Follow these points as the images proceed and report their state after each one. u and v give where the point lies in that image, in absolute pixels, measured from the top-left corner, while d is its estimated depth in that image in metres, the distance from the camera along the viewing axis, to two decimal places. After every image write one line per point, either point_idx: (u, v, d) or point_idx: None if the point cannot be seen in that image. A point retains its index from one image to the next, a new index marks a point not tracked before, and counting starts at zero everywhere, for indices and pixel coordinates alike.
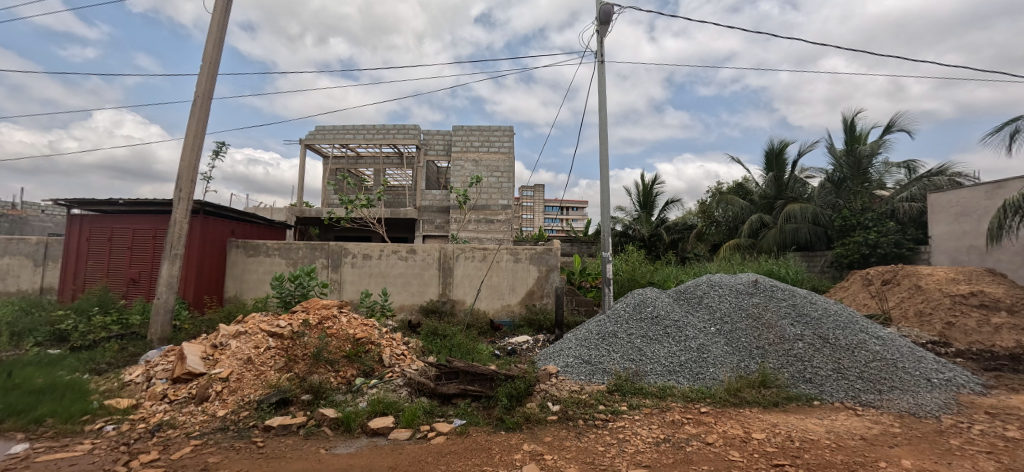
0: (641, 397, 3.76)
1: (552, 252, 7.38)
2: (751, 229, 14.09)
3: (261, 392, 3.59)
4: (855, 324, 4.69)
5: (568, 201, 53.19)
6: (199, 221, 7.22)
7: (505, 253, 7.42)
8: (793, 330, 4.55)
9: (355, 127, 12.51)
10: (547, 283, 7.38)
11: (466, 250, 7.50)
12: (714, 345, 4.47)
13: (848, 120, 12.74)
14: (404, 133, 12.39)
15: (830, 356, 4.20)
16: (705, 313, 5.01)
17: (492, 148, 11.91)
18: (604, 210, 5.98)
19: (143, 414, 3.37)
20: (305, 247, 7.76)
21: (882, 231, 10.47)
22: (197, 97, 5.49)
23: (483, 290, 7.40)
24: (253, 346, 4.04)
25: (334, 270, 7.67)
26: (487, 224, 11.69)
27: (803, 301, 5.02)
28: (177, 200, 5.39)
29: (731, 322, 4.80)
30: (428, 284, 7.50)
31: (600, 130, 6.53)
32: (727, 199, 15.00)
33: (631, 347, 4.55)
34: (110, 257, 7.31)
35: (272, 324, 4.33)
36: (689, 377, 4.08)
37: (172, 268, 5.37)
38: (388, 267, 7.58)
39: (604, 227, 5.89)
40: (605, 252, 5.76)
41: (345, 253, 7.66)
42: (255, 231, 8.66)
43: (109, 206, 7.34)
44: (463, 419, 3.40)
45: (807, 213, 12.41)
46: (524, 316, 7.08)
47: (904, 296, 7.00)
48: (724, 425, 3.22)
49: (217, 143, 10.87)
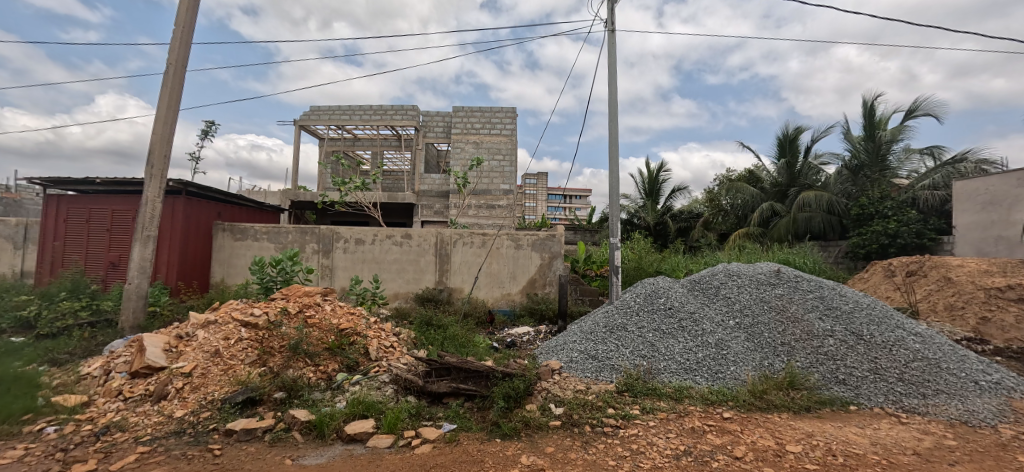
0: (655, 398, 3.35)
1: (555, 238, 6.95)
2: (762, 217, 13.57)
3: (227, 390, 3.18)
4: (890, 319, 4.23)
5: (571, 189, 52.50)
6: (181, 202, 6.82)
7: (505, 239, 6.98)
8: (822, 325, 4.10)
9: (351, 107, 12.00)
10: (550, 271, 6.95)
11: (464, 236, 7.07)
12: (734, 341, 4.05)
13: (868, 104, 12.11)
14: (402, 114, 11.89)
15: (865, 355, 3.77)
16: (723, 306, 4.57)
17: (494, 130, 11.41)
18: (613, 192, 5.51)
19: (92, 415, 2.99)
20: (294, 231, 7.35)
21: (902, 220, 9.96)
22: (170, 64, 5.03)
23: (482, 277, 6.98)
24: (222, 337, 3.62)
25: (326, 255, 7.26)
26: (488, 210, 11.22)
27: (832, 293, 4.54)
28: (149, 177, 4.96)
29: (752, 315, 4.37)
30: (424, 271, 7.09)
31: (611, 107, 6.05)
32: (737, 186, 14.47)
33: (641, 341, 4.12)
34: (89, 240, 6.92)
35: (245, 313, 3.91)
36: (708, 376, 3.66)
37: (144, 251, 4.96)
38: (382, 253, 7.17)
39: (613, 212, 5.40)
40: (614, 238, 5.30)
41: (337, 238, 7.25)
42: (244, 214, 8.24)
43: (87, 185, 6.93)
44: (454, 423, 3.01)
45: (823, 200, 11.88)
46: (525, 306, 6.66)
47: (933, 289, 6.54)
48: (753, 434, 2.80)
49: (207, 122, 10.33)
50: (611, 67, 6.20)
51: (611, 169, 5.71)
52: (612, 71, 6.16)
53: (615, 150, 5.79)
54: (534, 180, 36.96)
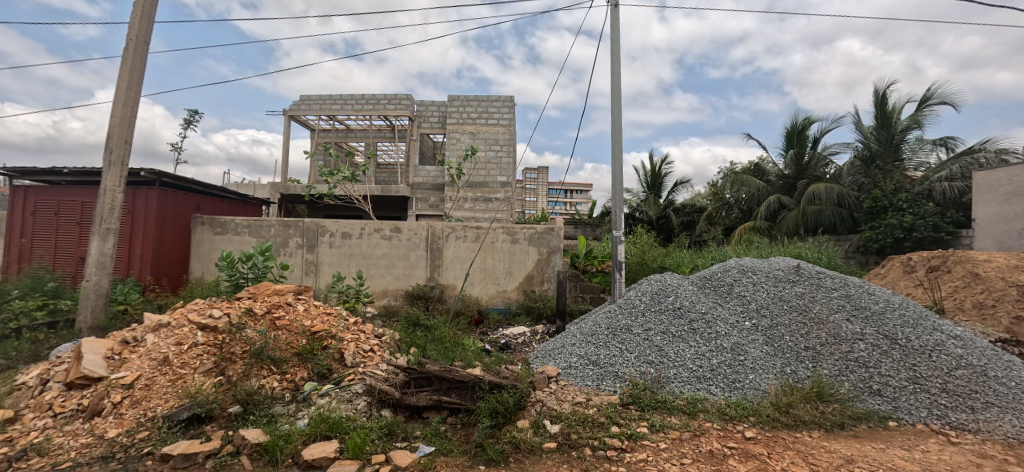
0: (664, 413, 2.93)
1: (554, 231, 6.51)
2: (770, 211, 13.10)
3: (173, 405, 2.77)
4: (925, 320, 3.79)
5: (572, 184, 51.93)
6: (155, 193, 6.40)
7: (501, 232, 6.55)
8: (850, 328, 3.68)
9: (342, 96, 11.54)
10: (548, 267, 6.52)
11: (457, 229, 6.64)
12: (752, 346, 3.63)
13: (880, 94, 11.52)
14: (396, 103, 11.43)
15: (901, 362, 3.35)
16: (737, 306, 4.13)
17: (491, 120, 10.95)
18: (615, 181, 5.07)
19: (13, 435, 2.58)
20: (277, 224, 6.92)
21: (919, 213, 9.49)
22: (131, 40, 4.64)
23: (475, 274, 6.55)
24: (174, 342, 3.19)
25: (310, 250, 6.84)
26: (485, 203, 10.76)
27: (859, 291, 4.10)
28: (108, 164, 4.54)
29: (771, 316, 3.94)
30: (414, 266, 6.67)
31: (614, 91, 5.62)
32: (742, 179, 14.01)
33: (648, 345, 3.69)
34: (58, 234, 6.50)
35: (203, 315, 3.49)
36: (725, 386, 3.24)
37: (103, 245, 4.53)
38: (370, 248, 6.75)
39: (615, 203, 4.95)
40: (615, 232, 4.86)
41: (322, 231, 6.83)
42: (226, 207, 7.81)
43: (55, 176, 6.50)
44: (432, 445, 2.59)
45: (834, 193, 11.45)
46: (521, 304, 6.22)
47: (959, 286, 6.10)
48: (783, 460, 2.39)
49: (189, 112, 9.83)
50: (613, 47, 5.76)
51: (613, 157, 5.27)
52: (614, 51, 5.72)
53: (618, 136, 5.37)
54: (534, 175, 36.44)
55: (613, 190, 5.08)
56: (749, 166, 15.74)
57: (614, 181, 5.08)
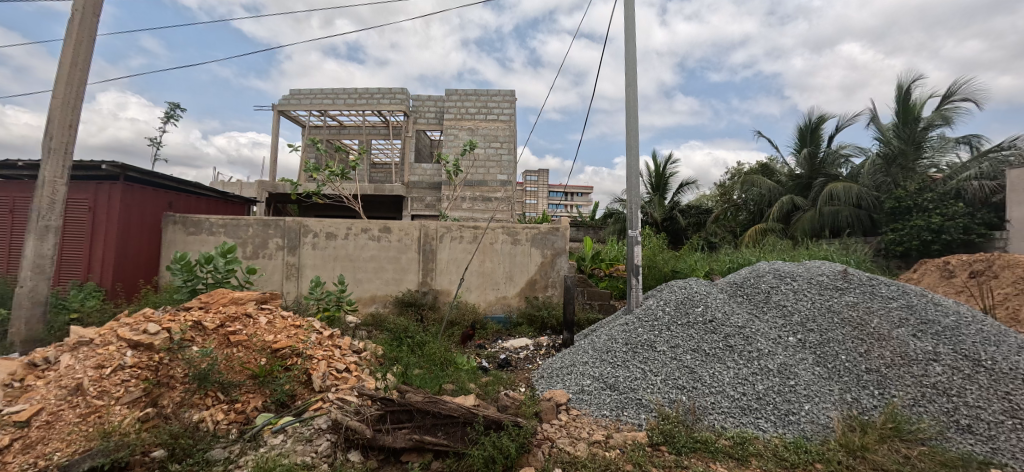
0: (708, 459, 2.31)
1: (559, 231, 5.90)
2: (782, 212, 12.45)
3: (76, 450, 2.17)
4: (1007, 336, 3.17)
5: (573, 186, 51.36)
6: (118, 188, 5.81)
7: (500, 233, 5.94)
8: (920, 347, 3.05)
9: (334, 91, 10.95)
10: (553, 271, 5.91)
11: (452, 229, 6.03)
12: (802, 368, 3.01)
13: (905, 88, 11.14)
14: (391, 97, 10.85)
15: (990, 389, 2.73)
16: (778, 318, 3.51)
17: (490, 115, 10.36)
18: (631, 175, 4.47)
19: None
20: (256, 224, 6.31)
21: (947, 213, 8.88)
22: (76, 9, 4.07)
23: (472, 279, 5.93)
24: (93, 365, 2.59)
25: (292, 253, 6.24)
26: (484, 202, 10.14)
27: (922, 301, 3.48)
28: (47, 151, 3.95)
29: (820, 332, 3.32)
30: (405, 270, 6.06)
31: (627, 75, 5.05)
32: (752, 179, 13.40)
33: (677, 366, 3.06)
34: (13, 234, 5.90)
35: (137, 329, 2.87)
36: (777, 420, 2.61)
37: (41, 245, 3.93)
38: (357, 249, 6.15)
39: (631, 199, 4.36)
40: (631, 231, 4.26)
41: (305, 231, 6.23)
42: (203, 205, 7.21)
43: (10, 170, 5.90)
44: None
45: (852, 193, 10.80)
46: (523, 312, 5.60)
47: (1011, 293, 5.47)
48: None
49: (169, 105, 8.88)
50: (627, 27, 5.19)
51: (627, 148, 4.71)
52: (628, 31, 5.13)
53: (633, 125, 4.80)
54: (535, 177, 35.81)
55: (628, 185, 4.51)
56: (758, 165, 15.17)
57: (629, 175, 4.50)
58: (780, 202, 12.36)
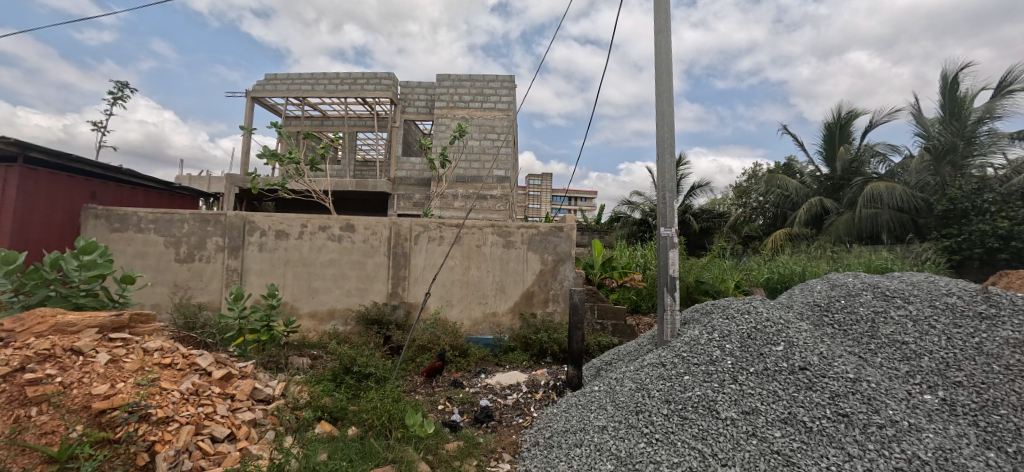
0: None
1: (564, 231, 4.69)
2: (811, 215, 11.17)
3: None
4: None
5: (578, 192, 50.08)
6: (18, 172, 4.70)
7: (491, 233, 4.74)
8: None
9: (314, 75, 9.79)
10: (555, 281, 4.70)
11: (430, 227, 4.84)
12: (976, 460, 1.75)
13: (952, 79, 9.87)
14: (376, 83, 9.67)
15: None
16: (902, 365, 2.27)
17: (486, 103, 9.18)
18: (663, 153, 3.23)
19: None
20: (192, 219, 5.15)
21: (1016, 216, 7.52)
22: None
23: (455, 290, 4.72)
24: None
25: (234, 255, 5.06)
26: (478, 201, 8.93)
27: None
28: None
29: (981, 392, 2.07)
30: (372, 278, 4.87)
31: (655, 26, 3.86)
32: (777, 179, 12.14)
33: (759, 450, 1.81)
34: None
35: None
36: None
37: None
38: (314, 252, 4.97)
39: (664, 187, 3.12)
40: (664, 230, 3.06)
41: (251, 228, 5.06)
42: (139, 197, 6.09)
43: None
44: None
45: (897, 195, 9.50)
46: (516, 333, 4.39)
47: None
48: None
49: (118, 84, 7.75)
50: None
51: (656, 115, 3.37)
52: None
53: (666, 84, 3.43)
54: (539, 182, 34.58)
55: (658, 168, 3.26)
56: (781, 166, 13.92)
57: (660, 156, 3.26)
58: (809, 203, 11.13)
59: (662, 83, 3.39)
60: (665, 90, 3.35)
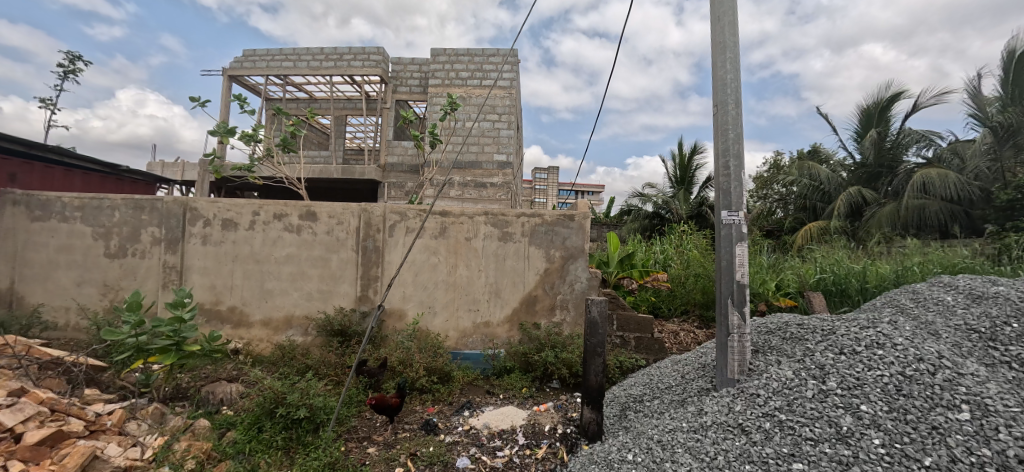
0: None
1: (574, 221, 3.73)
2: (848, 207, 10.05)
3: None
4: None
5: (585, 186, 48.97)
6: None
7: (483, 223, 3.78)
8: None
9: (296, 51, 8.84)
10: (563, 283, 3.74)
11: (409, 217, 3.92)
12: None
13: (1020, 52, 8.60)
14: (363, 58, 8.69)
15: None
16: None
17: (485, 80, 8.18)
18: (724, 103, 2.19)
19: None
20: (123, 205, 4.22)
21: None
22: None
23: (439, 293, 3.78)
24: None
25: (173, 249, 4.14)
26: (477, 189, 8.01)
27: None
28: None
29: None
30: (337, 278, 3.94)
31: None
32: (807, 167, 11.06)
33: None
34: None
35: None
36: None
37: None
38: (268, 246, 4.04)
39: (726, 152, 2.12)
40: (726, 215, 2.07)
41: (192, 217, 4.13)
42: (71, 181, 5.20)
43: None
44: None
45: (950, 183, 8.37)
46: (514, 349, 3.46)
47: None
48: None
49: (69, 56, 6.87)
50: None
51: (714, 48, 2.30)
52: None
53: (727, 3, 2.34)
54: (543, 175, 33.58)
55: (716, 125, 2.23)
56: (809, 153, 12.77)
57: (718, 107, 2.21)
58: (846, 194, 10.00)
59: (721, 0, 2.30)
60: (726, 9, 2.26)
